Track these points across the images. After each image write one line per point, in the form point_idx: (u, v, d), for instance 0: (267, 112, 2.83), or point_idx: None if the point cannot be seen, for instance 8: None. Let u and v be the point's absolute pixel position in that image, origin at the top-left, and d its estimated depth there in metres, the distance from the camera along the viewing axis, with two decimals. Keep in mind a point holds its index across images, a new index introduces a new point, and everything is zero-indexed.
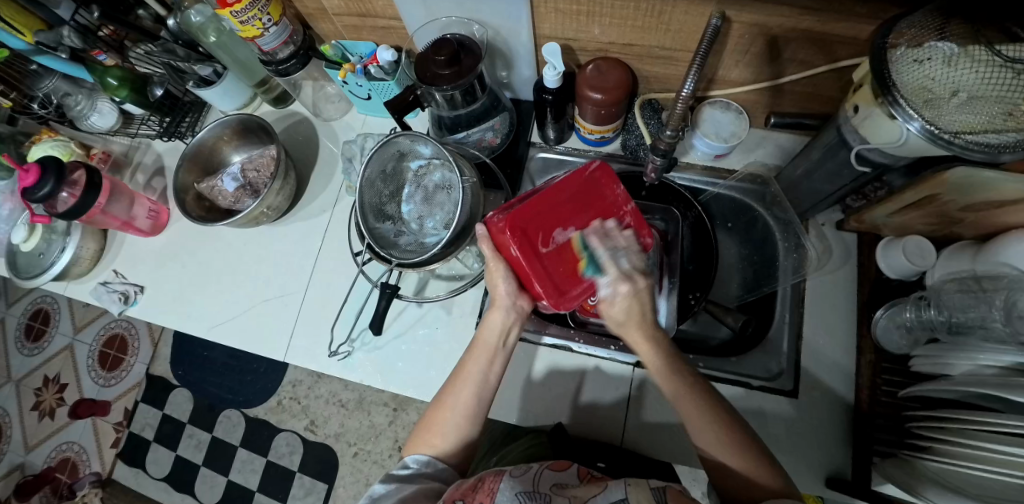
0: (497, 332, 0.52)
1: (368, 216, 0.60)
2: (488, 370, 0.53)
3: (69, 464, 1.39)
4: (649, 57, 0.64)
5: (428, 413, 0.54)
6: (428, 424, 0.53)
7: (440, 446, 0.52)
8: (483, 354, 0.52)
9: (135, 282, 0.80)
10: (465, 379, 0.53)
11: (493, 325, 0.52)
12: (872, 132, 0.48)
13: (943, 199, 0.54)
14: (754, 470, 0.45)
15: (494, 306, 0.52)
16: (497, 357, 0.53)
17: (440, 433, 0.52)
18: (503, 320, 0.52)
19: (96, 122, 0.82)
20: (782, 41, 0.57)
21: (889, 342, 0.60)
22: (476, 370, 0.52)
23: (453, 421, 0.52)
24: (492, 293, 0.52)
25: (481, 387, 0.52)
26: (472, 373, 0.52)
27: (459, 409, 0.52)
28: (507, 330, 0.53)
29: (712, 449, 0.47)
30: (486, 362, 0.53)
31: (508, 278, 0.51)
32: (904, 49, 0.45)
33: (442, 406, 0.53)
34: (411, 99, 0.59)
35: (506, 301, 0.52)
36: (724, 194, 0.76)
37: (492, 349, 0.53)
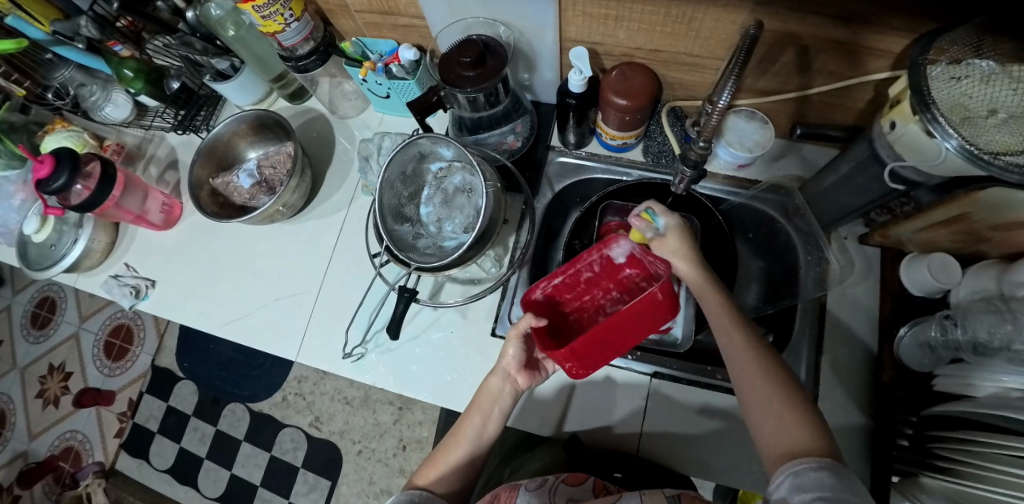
0: (492, 400, 0.55)
1: (386, 218, 0.59)
2: (482, 431, 0.54)
3: (73, 453, 1.39)
4: (674, 63, 0.63)
5: (431, 454, 0.54)
6: (428, 464, 0.54)
7: (430, 479, 0.52)
8: (477, 413, 0.54)
9: (146, 276, 0.79)
10: (460, 437, 0.54)
11: (489, 391, 0.55)
12: (909, 150, 0.47)
13: (974, 218, 0.53)
14: (782, 420, 0.44)
15: (494, 371, 0.56)
16: (492, 421, 0.54)
17: (439, 470, 0.52)
18: (500, 387, 0.56)
19: (109, 114, 0.82)
20: (813, 53, 0.56)
21: (911, 361, 0.60)
22: (472, 427, 0.54)
23: (446, 470, 0.52)
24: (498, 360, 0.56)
25: (476, 446, 0.53)
26: (466, 429, 0.54)
27: (453, 457, 0.53)
28: (503, 400, 0.55)
29: (751, 381, 0.48)
30: (480, 421, 0.54)
31: (518, 350, 0.55)
32: (945, 65, 0.44)
33: (438, 454, 0.54)
34: (433, 101, 0.59)
35: (504, 368, 0.56)
36: (745, 204, 0.74)
37: (489, 412, 0.55)
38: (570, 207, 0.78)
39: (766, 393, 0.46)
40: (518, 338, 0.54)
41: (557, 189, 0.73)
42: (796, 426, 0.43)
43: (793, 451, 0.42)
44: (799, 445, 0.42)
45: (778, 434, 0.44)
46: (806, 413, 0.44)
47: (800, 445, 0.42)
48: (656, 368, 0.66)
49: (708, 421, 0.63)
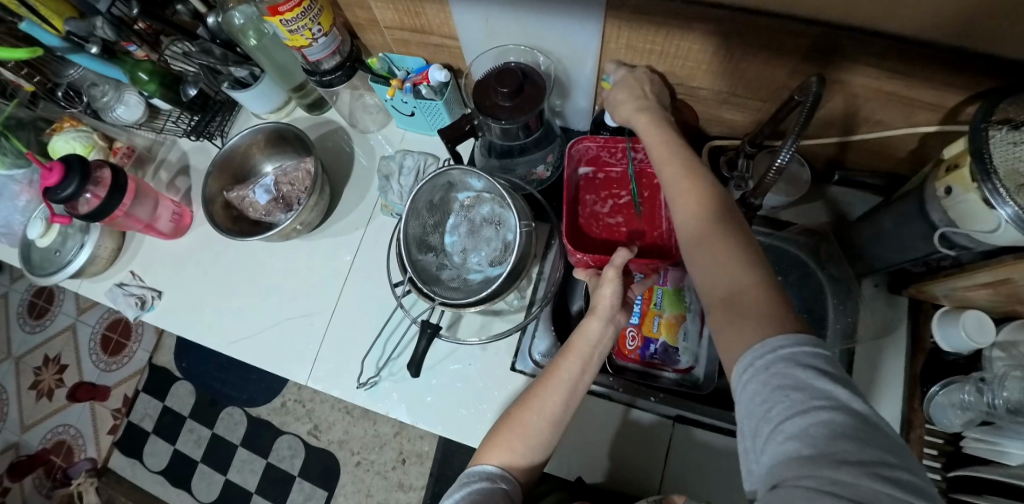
0: (592, 343, 0.47)
1: (411, 248, 0.56)
2: (580, 379, 0.46)
3: (65, 447, 1.37)
4: (715, 101, 0.61)
5: (507, 413, 0.45)
6: (502, 429, 0.44)
7: (512, 445, 0.43)
8: (577, 359, 0.46)
9: (153, 286, 0.77)
10: (556, 384, 0.45)
11: (589, 335, 0.47)
12: (964, 216, 0.46)
13: (1017, 284, 0.51)
14: (715, 255, 0.37)
15: (592, 315, 0.48)
16: (591, 367, 0.47)
17: (523, 424, 0.44)
18: (601, 332, 0.47)
19: (121, 115, 0.78)
20: (862, 101, 0.54)
21: (941, 419, 0.59)
22: (569, 372, 0.46)
23: (538, 423, 0.44)
24: (592, 303, 0.49)
25: (572, 395, 0.45)
26: (561, 378, 0.46)
27: (549, 408, 0.44)
28: (604, 344, 0.48)
29: (704, 244, 0.38)
30: (579, 367, 0.46)
31: (618, 289, 0.48)
32: (1005, 130, 0.42)
33: (526, 402, 0.45)
34: (466, 129, 0.56)
35: (607, 313, 0.48)
36: (777, 246, 0.70)
37: (588, 356, 0.47)
38: None
39: (704, 225, 0.39)
40: (616, 278, 0.49)
41: None
42: (733, 263, 0.36)
43: (727, 294, 0.35)
44: (732, 288, 0.35)
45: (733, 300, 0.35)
46: (745, 246, 0.37)
47: (737, 284, 0.35)
48: (680, 412, 0.64)
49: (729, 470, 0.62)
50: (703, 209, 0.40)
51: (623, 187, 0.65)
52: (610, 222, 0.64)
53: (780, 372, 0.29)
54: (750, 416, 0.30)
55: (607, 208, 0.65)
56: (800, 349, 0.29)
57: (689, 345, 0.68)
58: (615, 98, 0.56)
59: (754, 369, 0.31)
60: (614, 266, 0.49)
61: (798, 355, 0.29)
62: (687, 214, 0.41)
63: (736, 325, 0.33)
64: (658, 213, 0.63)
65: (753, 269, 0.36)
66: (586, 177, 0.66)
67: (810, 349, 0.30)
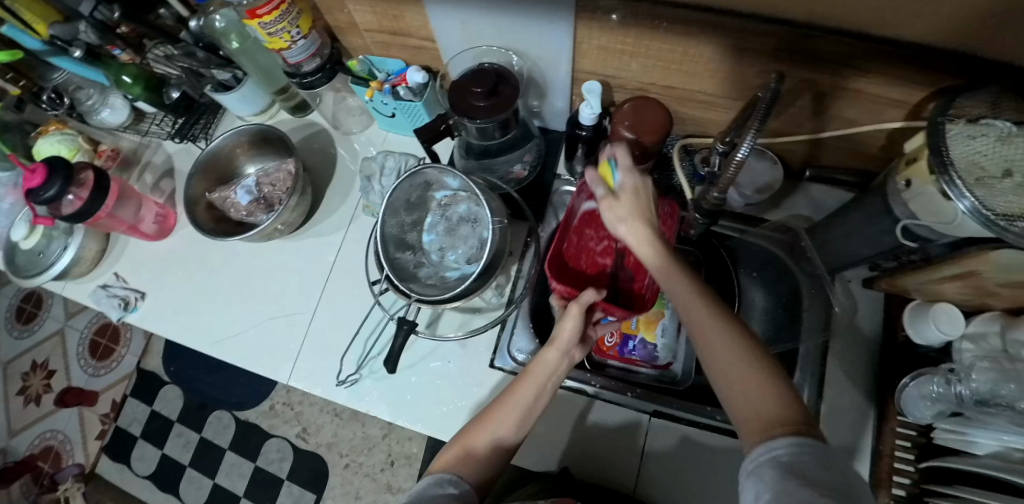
0: (550, 370, 0.47)
1: (389, 246, 0.57)
2: (534, 406, 0.46)
3: (52, 453, 1.36)
4: (688, 100, 0.62)
5: (463, 430, 0.47)
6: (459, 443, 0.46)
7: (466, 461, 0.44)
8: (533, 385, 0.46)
9: (136, 288, 0.77)
10: (512, 406, 0.45)
11: (547, 364, 0.47)
12: (924, 209, 0.47)
13: (984, 275, 0.52)
14: (733, 379, 0.35)
15: (552, 345, 0.48)
16: (545, 394, 0.47)
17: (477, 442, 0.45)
18: (558, 360, 0.47)
19: (107, 118, 0.80)
20: (829, 98, 0.56)
21: (914, 411, 0.58)
22: (525, 398, 0.46)
23: (487, 442, 0.45)
24: (552, 333, 0.49)
25: (524, 418, 0.46)
26: (516, 401, 0.46)
27: (503, 428, 0.45)
28: (559, 372, 0.48)
29: (728, 373, 0.36)
30: (534, 393, 0.46)
31: (578, 323, 0.48)
32: (963, 122, 0.43)
33: (483, 421, 0.46)
34: (441, 129, 0.57)
35: (565, 345, 0.48)
36: (753, 242, 0.72)
37: (544, 386, 0.47)
38: None
39: (716, 345, 0.37)
40: (579, 313, 0.49)
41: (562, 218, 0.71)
42: (756, 389, 0.34)
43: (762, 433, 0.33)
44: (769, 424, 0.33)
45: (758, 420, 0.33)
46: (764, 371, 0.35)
47: (773, 417, 0.33)
48: (657, 407, 0.64)
49: (708, 478, 0.62)
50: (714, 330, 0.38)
51: None
52: (598, 259, 0.65)
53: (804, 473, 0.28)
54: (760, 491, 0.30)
55: (599, 244, 0.65)
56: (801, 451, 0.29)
57: (667, 342, 0.70)
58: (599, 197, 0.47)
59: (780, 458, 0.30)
60: (578, 303, 0.49)
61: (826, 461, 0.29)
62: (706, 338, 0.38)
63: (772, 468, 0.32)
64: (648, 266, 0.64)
65: (776, 392, 0.34)
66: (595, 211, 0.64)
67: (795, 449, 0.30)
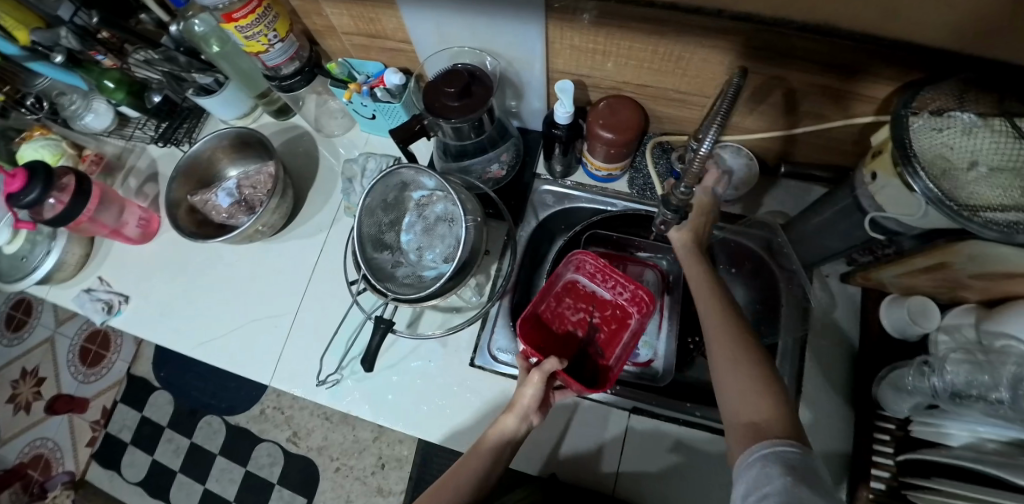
0: (507, 438, 0.49)
1: (366, 247, 0.58)
2: (490, 472, 0.47)
3: (42, 461, 1.36)
4: (662, 98, 0.63)
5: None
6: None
7: None
8: (487, 455, 0.48)
9: (120, 291, 0.78)
10: (452, 480, 0.47)
11: (504, 431, 0.50)
12: (889, 201, 0.48)
13: (954, 267, 0.54)
14: (734, 375, 0.43)
15: (510, 411, 0.51)
16: (500, 464, 0.48)
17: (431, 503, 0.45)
18: (514, 428, 0.50)
19: (90, 123, 0.81)
20: (799, 94, 0.56)
21: (893, 405, 0.57)
22: (462, 478, 0.47)
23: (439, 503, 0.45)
24: (513, 399, 0.52)
25: (481, 481, 0.47)
26: (453, 481, 0.47)
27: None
28: (516, 440, 0.50)
29: (729, 369, 0.44)
30: (488, 463, 0.48)
31: (537, 391, 0.51)
32: (928, 116, 0.44)
33: (442, 481, 0.47)
34: (416, 129, 0.57)
35: (523, 411, 0.51)
36: (730, 238, 0.74)
37: (491, 461, 0.48)
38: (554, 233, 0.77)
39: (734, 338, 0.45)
40: (540, 381, 0.51)
41: (541, 217, 0.72)
42: (755, 389, 0.41)
43: (756, 422, 0.39)
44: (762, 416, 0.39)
45: (750, 408, 0.40)
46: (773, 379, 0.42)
47: (762, 415, 0.39)
48: (635, 403, 0.64)
49: (688, 474, 0.61)
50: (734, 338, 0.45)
51: (599, 309, 0.65)
52: (570, 327, 0.65)
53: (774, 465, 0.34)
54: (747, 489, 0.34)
55: (574, 315, 0.66)
56: (790, 446, 0.35)
57: (648, 339, 0.71)
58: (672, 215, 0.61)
59: (758, 457, 0.35)
60: (540, 370, 0.51)
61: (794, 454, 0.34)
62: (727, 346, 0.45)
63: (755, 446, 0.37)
64: (617, 345, 0.63)
65: (768, 398, 0.40)
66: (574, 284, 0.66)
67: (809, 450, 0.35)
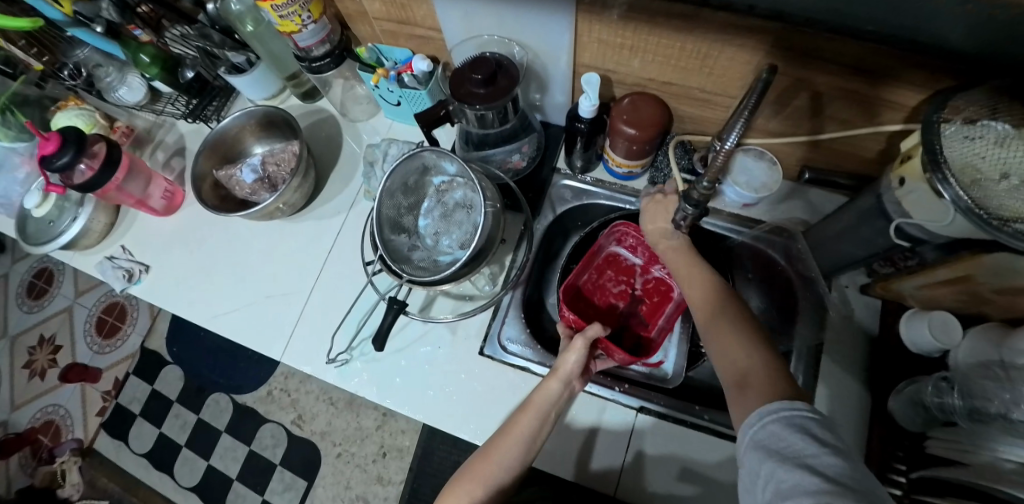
0: (552, 402, 0.54)
1: (384, 228, 0.58)
2: (538, 432, 0.52)
3: (52, 428, 1.38)
4: (686, 97, 0.63)
5: (468, 465, 0.51)
6: (461, 481, 0.50)
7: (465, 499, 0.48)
8: (535, 415, 0.53)
9: (141, 261, 0.79)
10: (514, 437, 0.52)
11: (550, 394, 0.54)
12: (915, 207, 0.48)
13: (977, 280, 0.53)
14: (727, 346, 0.46)
15: (553, 375, 0.55)
16: (548, 422, 0.53)
17: (484, 474, 0.50)
18: (559, 392, 0.55)
19: (123, 95, 0.83)
20: (826, 99, 0.56)
21: (905, 419, 0.58)
22: (527, 428, 0.52)
23: (497, 473, 0.50)
24: (555, 365, 0.56)
25: (530, 444, 0.52)
26: (520, 432, 0.52)
27: (506, 462, 0.51)
28: (561, 402, 0.55)
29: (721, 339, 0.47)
30: (536, 423, 0.53)
31: (581, 356, 0.56)
32: (959, 125, 0.43)
33: (490, 454, 0.51)
34: (440, 114, 0.59)
35: (566, 375, 0.55)
36: (748, 243, 0.74)
37: (546, 414, 0.53)
38: (570, 230, 0.77)
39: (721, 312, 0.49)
40: (582, 348, 0.56)
41: (558, 212, 0.72)
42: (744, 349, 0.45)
43: (738, 379, 0.44)
44: (740, 373, 0.44)
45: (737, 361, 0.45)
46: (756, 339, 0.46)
47: (751, 370, 0.44)
48: (642, 402, 0.63)
49: (692, 477, 0.59)
50: (713, 314, 0.49)
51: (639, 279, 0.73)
52: (612, 300, 0.73)
53: (763, 446, 0.36)
54: (749, 474, 0.37)
55: (616, 287, 0.73)
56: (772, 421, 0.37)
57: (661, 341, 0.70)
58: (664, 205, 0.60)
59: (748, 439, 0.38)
60: (581, 336, 0.56)
61: (779, 431, 0.36)
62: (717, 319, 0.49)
63: (744, 402, 0.42)
64: (661, 312, 0.71)
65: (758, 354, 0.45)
66: (616, 257, 0.73)
67: (800, 409, 0.37)
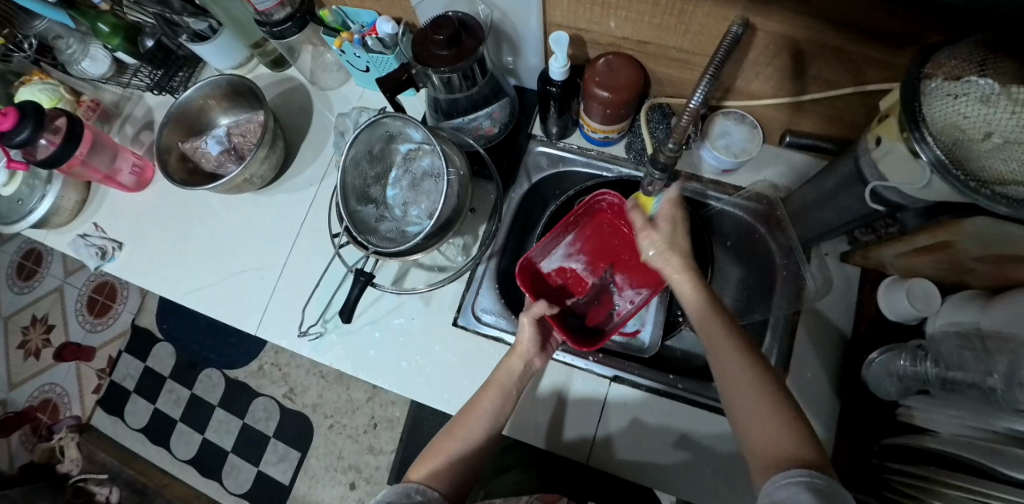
0: (516, 378, 0.55)
1: (350, 199, 0.57)
2: (500, 411, 0.53)
3: (50, 405, 1.40)
4: (663, 58, 0.60)
5: (435, 440, 0.51)
6: (432, 452, 0.50)
7: (428, 475, 0.48)
8: (497, 392, 0.53)
9: (114, 238, 0.78)
10: (478, 413, 0.52)
11: (510, 372, 0.55)
12: (892, 168, 0.46)
13: (957, 247, 0.51)
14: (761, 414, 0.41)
15: (514, 353, 0.56)
16: (510, 400, 0.53)
17: (446, 449, 0.50)
18: (521, 369, 0.56)
19: (87, 69, 0.79)
20: (808, 57, 0.53)
21: (879, 387, 0.57)
22: (489, 407, 0.52)
23: (460, 448, 0.50)
24: (515, 342, 0.57)
25: (496, 421, 0.52)
26: (482, 410, 0.52)
27: (471, 436, 0.51)
28: (522, 378, 0.56)
29: (751, 408, 0.42)
30: (499, 401, 0.53)
31: (534, 332, 0.56)
32: (940, 82, 0.40)
33: (454, 431, 0.51)
34: (403, 79, 0.56)
35: (526, 354, 0.56)
36: (727, 211, 0.73)
37: (508, 390, 0.54)
38: (548, 198, 0.75)
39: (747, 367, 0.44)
40: (531, 322, 0.56)
41: (534, 181, 0.71)
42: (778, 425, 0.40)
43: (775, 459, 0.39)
44: (777, 449, 0.39)
45: (770, 435, 0.40)
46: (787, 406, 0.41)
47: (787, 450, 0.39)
48: (615, 372, 0.62)
49: (663, 444, 0.60)
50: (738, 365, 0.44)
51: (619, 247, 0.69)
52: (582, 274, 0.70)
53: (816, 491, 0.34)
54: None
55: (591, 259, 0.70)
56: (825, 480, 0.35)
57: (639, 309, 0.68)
58: (637, 223, 0.54)
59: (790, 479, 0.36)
60: (530, 313, 0.56)
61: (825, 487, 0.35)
62: (746, 404, 0.43)
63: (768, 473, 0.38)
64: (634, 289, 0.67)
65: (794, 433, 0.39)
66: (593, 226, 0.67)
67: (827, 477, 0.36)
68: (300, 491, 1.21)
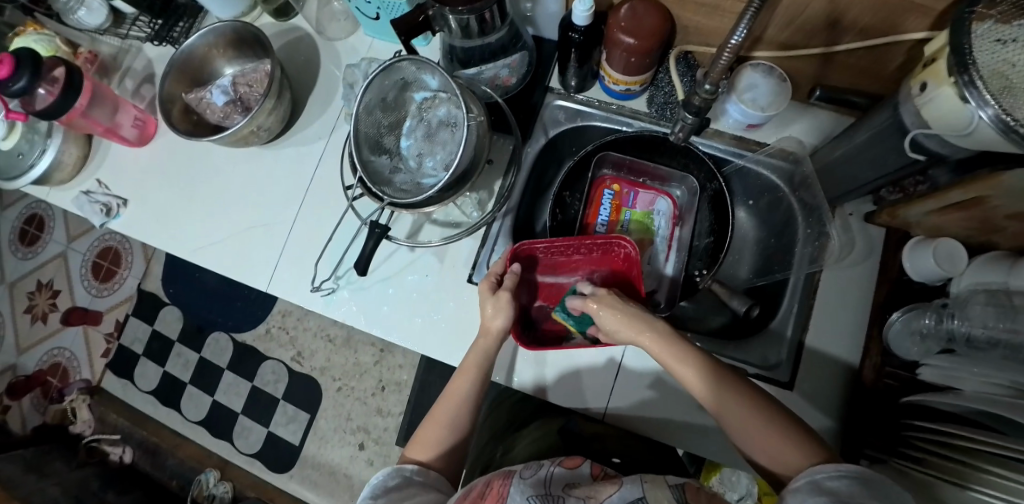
0: (488, 357, 0.55)
1: (362, 148, 0.55)
2: (473, 394, 0.54)
3: (60, 369, 1.41)
4: (691, 3, 0.55)
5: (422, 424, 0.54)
6: (424, 427, 0.54)
7: (423, 455, 0.52)
8: (468, 376, 0.54)
9: (118, 195, 0.76)
10: (452, 397, 0.54)
11: (479, 360, 0.55)
12: (936, 117, 0.43)
13: (991, 203, 0.49)
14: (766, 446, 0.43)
15: (485, 337, 0.55)
16: (484, 380, 0.54)
17: (431, 437, 0.53)
18: (493, 348, 0.55)
19: (84, 19, 0.76)
20: (845, 5, 0.49)
21: (900, 349, 0.56)
22: (464, 390, 0.54)
23: (445, 435, 0.53)
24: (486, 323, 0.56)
25: (473, 400, 0.54)
26: (458, 393, 0.54)
27: (449, 421, 0.53)
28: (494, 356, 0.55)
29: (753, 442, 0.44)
30: (471, 383, 0.54)
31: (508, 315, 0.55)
32: (991, 24, 0.37)
33: (433, 417, 0.54)
34: (419, 21, 0.52)
35: (498, 333, 0.55)
36: (751, 168, 0.70)
37: (482, 369, 0.54)
38: (565, 156, 0.74)
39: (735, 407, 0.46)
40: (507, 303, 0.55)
41: (551, 135, 0.69)
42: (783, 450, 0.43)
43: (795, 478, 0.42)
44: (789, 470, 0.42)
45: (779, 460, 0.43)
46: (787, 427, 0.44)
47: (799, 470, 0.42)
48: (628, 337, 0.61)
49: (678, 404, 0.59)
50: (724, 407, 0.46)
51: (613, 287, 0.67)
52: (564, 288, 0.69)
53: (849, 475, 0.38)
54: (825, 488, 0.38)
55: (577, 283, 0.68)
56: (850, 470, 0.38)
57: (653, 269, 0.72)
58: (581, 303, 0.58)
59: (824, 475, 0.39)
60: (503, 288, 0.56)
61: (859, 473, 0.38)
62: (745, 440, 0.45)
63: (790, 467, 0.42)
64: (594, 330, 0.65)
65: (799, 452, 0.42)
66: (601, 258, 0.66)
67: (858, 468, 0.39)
68: (310, 452, 1.22)
